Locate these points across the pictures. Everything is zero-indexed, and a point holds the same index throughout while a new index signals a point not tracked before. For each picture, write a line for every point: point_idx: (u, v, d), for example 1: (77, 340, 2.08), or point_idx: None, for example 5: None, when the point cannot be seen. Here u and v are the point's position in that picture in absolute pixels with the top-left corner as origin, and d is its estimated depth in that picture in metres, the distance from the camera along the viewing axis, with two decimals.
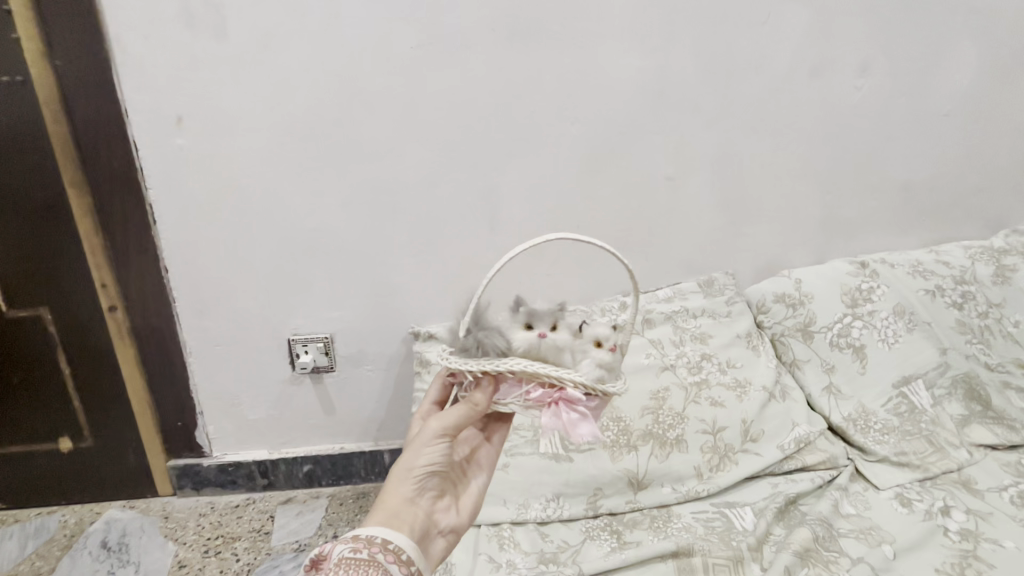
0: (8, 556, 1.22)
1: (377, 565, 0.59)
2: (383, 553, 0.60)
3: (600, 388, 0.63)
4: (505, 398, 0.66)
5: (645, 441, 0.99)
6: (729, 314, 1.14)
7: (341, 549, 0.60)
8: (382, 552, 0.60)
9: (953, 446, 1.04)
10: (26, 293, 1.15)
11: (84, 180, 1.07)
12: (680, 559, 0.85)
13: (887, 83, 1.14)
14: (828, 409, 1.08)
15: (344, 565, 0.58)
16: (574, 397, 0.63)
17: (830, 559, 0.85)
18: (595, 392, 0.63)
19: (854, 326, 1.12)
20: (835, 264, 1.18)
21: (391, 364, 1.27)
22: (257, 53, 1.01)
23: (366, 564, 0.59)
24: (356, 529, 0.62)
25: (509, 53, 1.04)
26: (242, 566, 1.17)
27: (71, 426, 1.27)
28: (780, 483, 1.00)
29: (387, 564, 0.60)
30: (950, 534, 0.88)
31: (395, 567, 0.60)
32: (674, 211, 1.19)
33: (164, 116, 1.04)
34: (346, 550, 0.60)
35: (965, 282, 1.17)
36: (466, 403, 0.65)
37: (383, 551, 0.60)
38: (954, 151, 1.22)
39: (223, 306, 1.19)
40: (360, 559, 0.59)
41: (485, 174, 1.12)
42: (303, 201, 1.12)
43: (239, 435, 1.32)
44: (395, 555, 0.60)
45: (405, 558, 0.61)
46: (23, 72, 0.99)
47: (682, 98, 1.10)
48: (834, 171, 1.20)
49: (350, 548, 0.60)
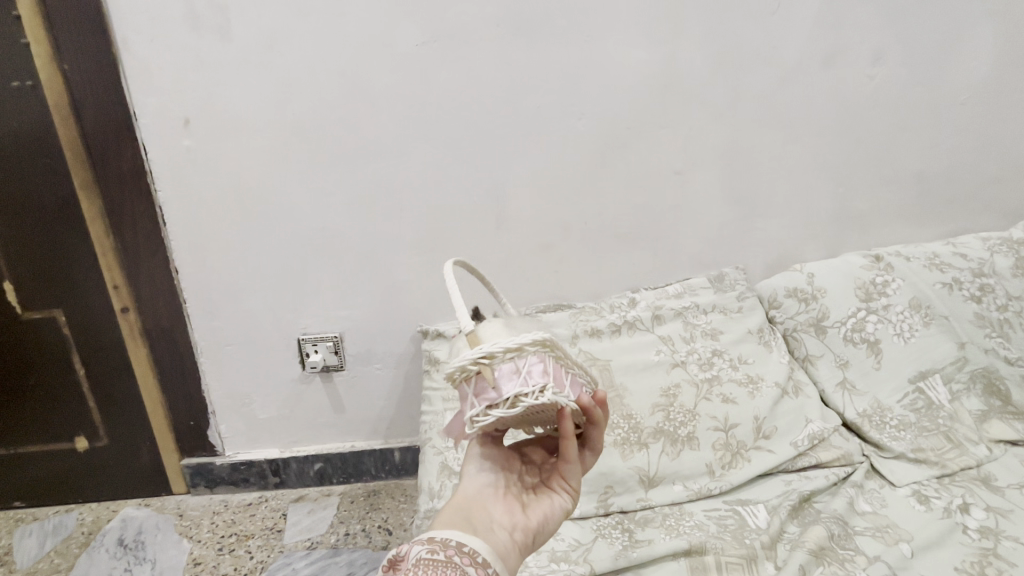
0: (28, 553, 1.24)
1: (455, 568, 0.53)
2: (459, 555, 0.54)
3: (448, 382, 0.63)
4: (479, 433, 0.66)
5: (656, 438, 0.99)
6: (740, 309, 1.13)
7: (417, 549, 0.54)
8: (456, 553, 0.54)
9: (972, 442, 1.01)
10: (40, 296, 1.16)
11: (95, 182, 1.08)
12: (692, 558, 0.84)
13: (901, 72, 1.12)
14: (842, 405, 1.07)
15: (423, 566, 0.52)
16: None
17: (846, 557, 0.83)
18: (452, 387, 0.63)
19: (868, 320, 1.10)
20: (849, 257, 1.16)
21: (400, 363, 1.28)
22: (262, 53, 1.01)
23: (446, 567, 0.53)
24: (430, 531, 0.57)
25: (515, 48, 1.03)
26: (255, 563, 1.18)
27: (87, 426, 1.28)
28: (793, 480, 0.98)
29: (464, 567, 0.53)
30: (969, 532, 0.87)
31: (473, 570, 0.53)
32: (683, 206, 1.17)
33: (171, 118, 1.04)
34: (423, 551, 0.54)
35: (983, 275, 1.14)
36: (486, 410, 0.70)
37: (459, 552, 0.54)
38: (971, 141, 1.19)
39: (234, 306, 1.20)
40: (438, 560, 0.53)
41: (491, 171, 1.11)
42: (310, 200, 1.12)
43: (251, 434, 1.33)
44: (471, 557, 0.54)
45: (482, 560, 0.54)
46: (33, 76, 1.00)
47: (691, 90, 1.09)
48: (847, 163, 1.18)
49: (428, 549, 0.54)
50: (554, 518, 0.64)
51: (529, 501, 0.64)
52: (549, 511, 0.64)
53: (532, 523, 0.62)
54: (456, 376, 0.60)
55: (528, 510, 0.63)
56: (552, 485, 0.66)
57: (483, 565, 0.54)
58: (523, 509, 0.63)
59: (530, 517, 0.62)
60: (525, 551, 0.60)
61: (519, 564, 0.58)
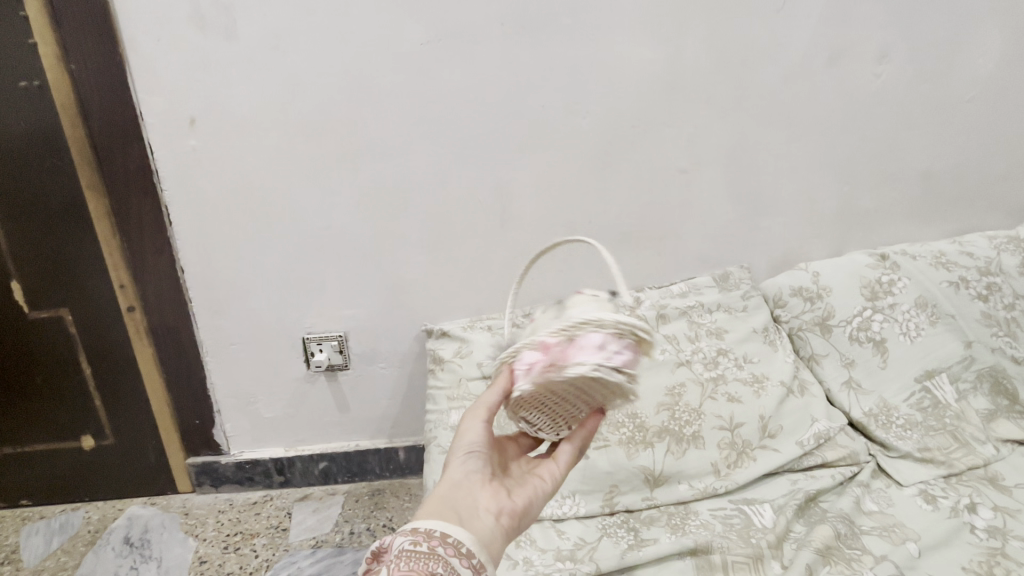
0: (35, 551, 1.24)
1: (438, 559, 0.53)
2: (443, 546, 0.54)
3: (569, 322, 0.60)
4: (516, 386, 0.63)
5: (661, 437, 0.98)
6: (745, 308, 1.13)
7: (401, 541, 0.55)
8: (439, 544, 0.54)
9: (979, 442, 1.01)
10: (47, 295, 1.17)
11: (101, 182, 1.09)
12: (698, 557, 0.84)
13: (907, 70, 1.11)
14: (849, 404, 1.06)
15: (404, 559, 0.53)
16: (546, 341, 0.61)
17: (852, 556, 0.83)
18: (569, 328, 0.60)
19: (874, 320, 1.09)
20: (854, 256, 1.16)
21: (404, 362, 1.28)
22: (267, 53, 1.01)
23: (428, 559, 0.53)
24: (415, 521, 0.57)
25: (520, 47, 1.03)
26: (261, 562, 1.19)
27: (93, 425, 1.29)
28: (800, 479, 0.97)
29: (448, 558, 0.54)
30: (976, 532, 0.86)
31: (456, 561, 0.54)
32: (688, 204, 1.17)
33: (177, 118, 1.05)
34: (406, 542, 0.55)
35: (990, 273, 1.13)
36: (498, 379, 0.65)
37: (443, 544, 0.54)
38: (978, 139, 1.18)
39: (239, 306, 1.21)
40: (420, 552, 0.54)
41: (495, 170, 1.11)
42: (314, 200, 1.12)
43: (256, 433, 1.33)
44: (455, 548, 0.55)
45: (466, 551, 0.55)
46: (40, 77, 1.01)
47: (695, 89, 1.09)
48: (852, 161, 1.17)
49: (411, 541, 0.55)
50: (537, 503, 0.64)
51: (513, 486, 0.64)
52: (534, 497, 0.64)
53: (516, 507, 0.62)
54: (603, 322, 0.59)
55: (514, 495, 0.63)
56: (537, 472, 0.67)
57: (468, 556, 0.55)
58: (509, 495, 0.63)
59: (516, 502, 0.62)
60: (509, 535, 0.61)
61: (504, 549, 0.59)
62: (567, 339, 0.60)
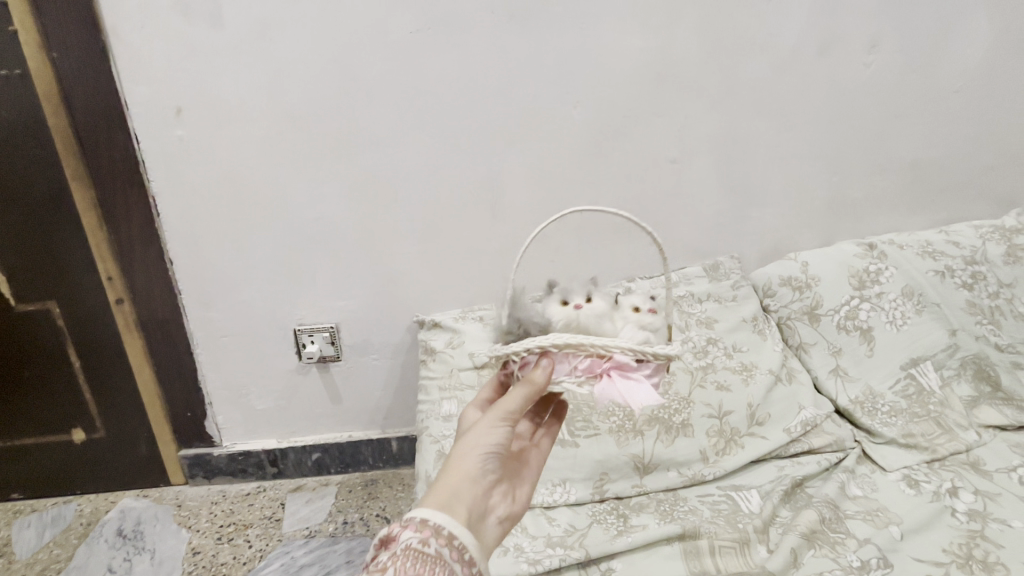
0: (26, 544, 1.24)
1: (442, 562, 0.55)
2: (449, 548, 0.56)
3: (648, 353, 0.66)
4: (558, 376, 0.68)
5: (651, 426, 0.99)
6: (735, 298, 1.14)
7: (408, 536, 0.55)
8: (446, 547, 0.56)
9: (961, 427, 1.03)
10: (34, 288, 1.16)
11: (87, 173, 1.07)
12: (686, 542, 0.85)
13: (896, 59, 1.12)
14: (835, 392, 1.08)
15: (410, 557, 0.54)
16: (624, 360, 0.66)
17: (836, 540, 0.85)
18: (643, 356, 0.67)
19: (861, 308, 1.11)
20: (842, 246, 1.17)
21: (397, 353, 1.28)
22: (254, 42, 1.00)
23: (433, 561, 0.54)
24: (422, 513, 0.58)
25: (510, 36, 1.03)
26: (254, 552, 1.19)
27: (84, 418, 1.29)
28: (786, 465, 0.99)
29: (451, 561, 0.56)
30: (958, 515, 0.88)
31: (458, 567, 0.56)
32: (678, 194, 1.18)
33: (164, 108, 1.03)
34: (413, 539, 0.55)
35: (975, 262, 1.15)
36: (526, 385, 0.65)
37: (448, 545, 0.56)
38: (966, 129, 1.19)
39: (229, 297, 1.20)
40: (427, 554, 0.54)
41: (486, 160, 1.11)
42: (302, 190, 1.11)
43: (248, 424, 1.33)
44: (459, 552, 0.56)
45: (468, 557, 0.57)
46: (22, 65, 0.99)
47: (686, 79, 1.08)
48: (840, 151, 1.18)
49: (418, 538, 0.55)
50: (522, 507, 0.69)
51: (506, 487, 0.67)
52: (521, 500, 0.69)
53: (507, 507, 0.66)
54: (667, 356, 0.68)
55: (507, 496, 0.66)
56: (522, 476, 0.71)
57: (468, 562, 0.57)
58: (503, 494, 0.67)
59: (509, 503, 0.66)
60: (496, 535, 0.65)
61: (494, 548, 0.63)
62: (637, 359, 0.67)
